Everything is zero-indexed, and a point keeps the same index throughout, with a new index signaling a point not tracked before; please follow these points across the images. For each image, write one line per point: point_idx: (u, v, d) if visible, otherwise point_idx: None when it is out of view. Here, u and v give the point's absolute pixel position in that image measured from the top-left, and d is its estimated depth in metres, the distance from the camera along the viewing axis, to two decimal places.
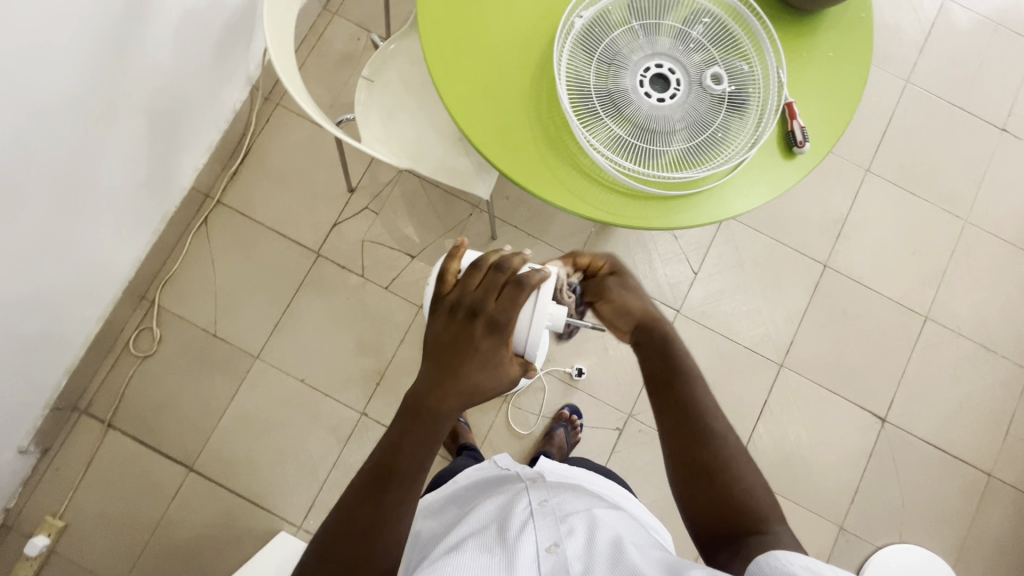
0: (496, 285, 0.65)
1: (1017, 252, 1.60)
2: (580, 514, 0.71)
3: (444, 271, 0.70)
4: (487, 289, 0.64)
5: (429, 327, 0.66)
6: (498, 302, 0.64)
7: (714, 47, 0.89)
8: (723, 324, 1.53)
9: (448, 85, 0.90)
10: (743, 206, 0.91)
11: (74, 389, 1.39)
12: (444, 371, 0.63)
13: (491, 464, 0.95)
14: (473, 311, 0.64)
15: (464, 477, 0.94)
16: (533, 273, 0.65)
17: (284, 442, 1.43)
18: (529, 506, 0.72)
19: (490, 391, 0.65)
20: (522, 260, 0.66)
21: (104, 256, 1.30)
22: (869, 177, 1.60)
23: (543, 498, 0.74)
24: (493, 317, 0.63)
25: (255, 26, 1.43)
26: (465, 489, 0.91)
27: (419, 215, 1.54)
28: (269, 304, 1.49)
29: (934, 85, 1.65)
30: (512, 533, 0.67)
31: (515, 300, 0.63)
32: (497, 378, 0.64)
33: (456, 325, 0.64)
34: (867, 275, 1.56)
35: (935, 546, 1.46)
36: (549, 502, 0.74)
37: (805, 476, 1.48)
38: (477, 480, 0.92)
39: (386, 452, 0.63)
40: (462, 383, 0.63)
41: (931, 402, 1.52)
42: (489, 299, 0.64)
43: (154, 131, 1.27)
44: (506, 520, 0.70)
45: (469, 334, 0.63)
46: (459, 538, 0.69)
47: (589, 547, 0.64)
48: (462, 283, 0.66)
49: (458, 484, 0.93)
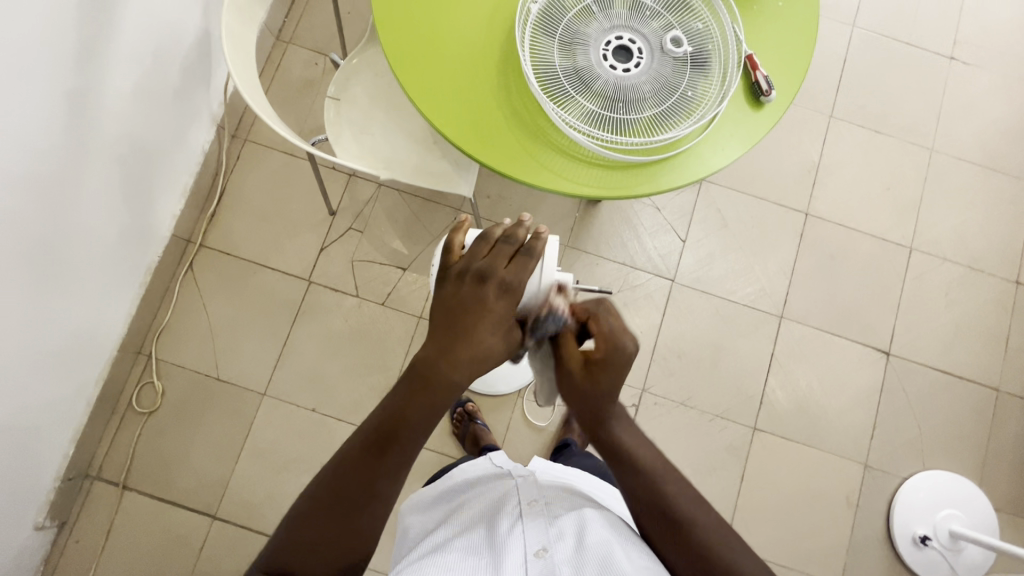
0: (505, 253, 0.66)
1: (985, 172, 1.64)
2: (569, 516, 0.72)
3: (450, 243, 0.69)
4: (496, 255, 0.66)
5: (439, 293, 0.66)
6: (509, 267, 0.65)
7: (669, 13, 0.91)
8: (718, 287, 1.55)
9: (416, 87, 0.91)
10: (722, 160, 0.92)
11: (83, 456, 1.36)
12: (456, 335, 0.62)
13: (486, 461, 0.91)
14: (483, 275, 0.64)
15: (460, 473, 0.89)
16: (537, 239, 0.67)
17: (304, 474, 1.41)
18: (517, 507, 0.73)
19: (498, 355, 0.64)
20: (525, 229, 0.68)
21: (95, 316, 1.29)
22: (833, 122, 1.64)
23: (532, 499, 0.75)
24: (505, 280, 0.64)
25: (212, 65, 1.43)
26: (459, 486, 0.86)
27: (404, 227, 1.54)
28: (267, 338, 1.48)
29: (880, 25, 1.71)
30: (499, 534, 0.69)
31: (526, 267, 0.65)
32: (505, 340, 0.64)
33: (467, 289, 0.64)
34: (848, 216, 1.60)
35: (958, 467, 1.49)
36: (537, 503, 0.74)
37: (823, 421, 1.50)
38: (470, 477, 0.87)
39: (390, 417, 0.62)
40: (473, 346, 0.62)
41: (929, 328, 1.56)
42: (500, 266, 0.65)
43: (126, 182, 1.26)
44: (495, 522, 0.72)
45: (481, 297, 0.63)
46: (446, 538, 0.71)
47: (578, 552, 0.67)
48: (470, 252, 0.67)
49: (454, 481, 0.88)
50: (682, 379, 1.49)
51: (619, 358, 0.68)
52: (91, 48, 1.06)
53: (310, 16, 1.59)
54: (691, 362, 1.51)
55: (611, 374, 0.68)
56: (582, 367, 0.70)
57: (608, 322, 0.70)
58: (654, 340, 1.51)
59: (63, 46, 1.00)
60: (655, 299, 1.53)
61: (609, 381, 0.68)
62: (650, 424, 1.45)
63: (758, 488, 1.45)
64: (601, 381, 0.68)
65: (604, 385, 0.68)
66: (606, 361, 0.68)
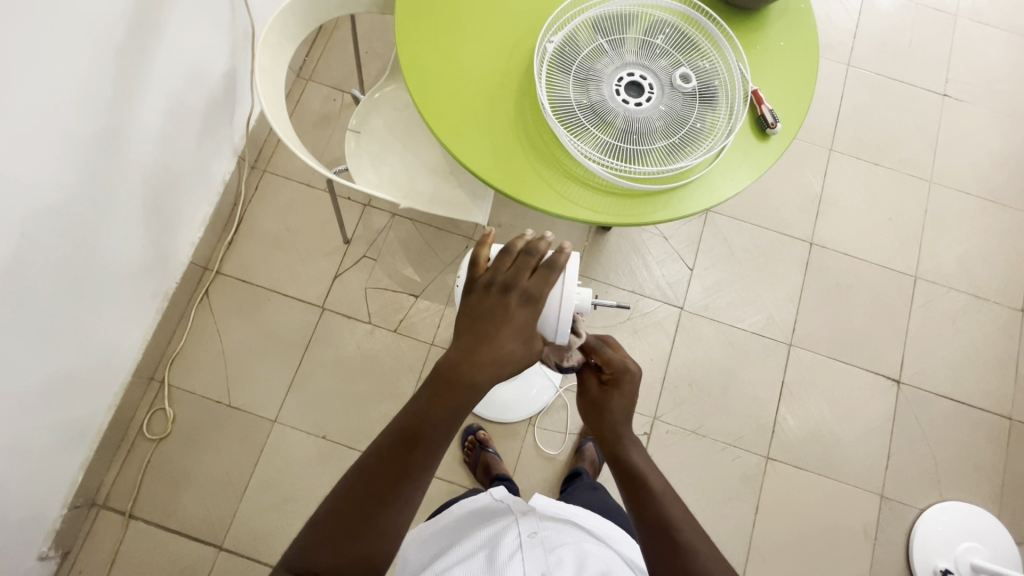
0: (527, 267, 0.67)
1: (984, 203, 1.68)
2: (569, 549, 0.73)
3: (475, 257, 0.70)
4: (518, 267, 0.67)
5: (465, 303, 0.68)
6: (532, 279, 0.66)
7: (677, 51, 0.96)
8: (726, 315, 1.56)
9: (438, 120, 0.95)
10: (731, 190, 0.95)
11: (90, 484, 1.35)
12: (479, 341, 0.64)
13: (486, 495, 0.92)
14: (507, 287, 0.66)
15: (458, 508, 0.91)
16: (560, 254, 0.67)
17: (313, 502, 1.39)
18: (517, 537, 0.74)
19: (520, 360, 0.65)
20: (547, 242, 0.68)
21: (111, 342, 1.30)
22: (833, 155, 1.70)
23: (532, 530, 0.75)
24: (527, 291, 0.66)
25: (236, 101, 1.48)
26: (455, 522, 0.87)
27: (417, 255, 1.57)
28: (280, 364, 1.49)
29: (874, 64, 1.78)
30: (500, 561, 0.70)
31: (548, 280, 0.66)
32: (528, 349, 0.66)
33: (492, 299, 0.66)
34: (852, 245, 1.63)
35: (976, 498, 1.47)
36: (537, 535, 0.75)
37: (836, 450, 1.49)
38: (466, 514, 0.88)
39: (417, 415, 0.64)
40: (495, 350, 0.63)
41: (939, 356, 1.56)
42: (521, 277, 0.66)
43: (149, 210, 1.29)
44: (495, 549, 0.72)
45: (505, 306, 0.65)
46: (446, 567, 0.71)
47: None
48: (494, 265, 0.68)
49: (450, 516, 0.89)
50: (693, 407, 1.49)
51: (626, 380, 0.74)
52: (125, 83, 1.11)
53: (330, 55, 1.67)
54: (702, 390, 1.51)
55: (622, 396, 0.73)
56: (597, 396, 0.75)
57: (608, 351, 0.76)
58: (665, 367, 1.51)
59: (99, 82, 1.04)
60: (664, 326, 1.54)
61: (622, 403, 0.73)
62: (662, 453, 1.44)
63: (772, 519, 1.43)
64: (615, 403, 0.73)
65: (616, 403, 0.73)
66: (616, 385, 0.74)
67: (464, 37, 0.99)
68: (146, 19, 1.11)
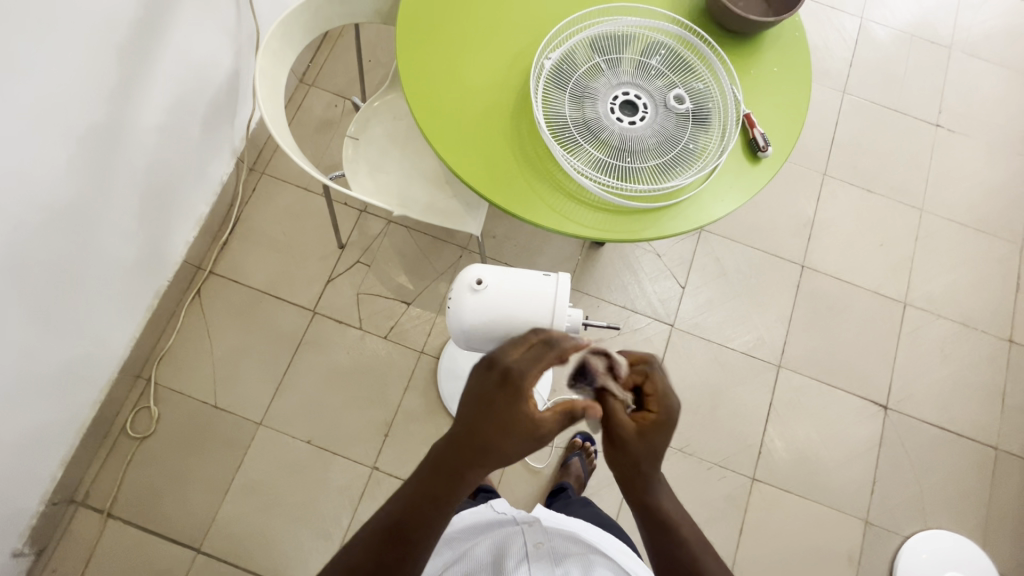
0: (523, 346, 0.69)
1: (974, 233, 1.70)
2: (574, 558, 0.78)
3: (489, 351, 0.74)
4: (515, 344, 0.69)
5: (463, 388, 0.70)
6: (519, 357, 0.66)
7: (673, 73, 0.98)
8: (716, 333, 1.57)
9: (435, 130, 0.96)
10: (722, 210, 0.96)
11: (70, 481, 1.33)
12: (463, 425, 0.65)
13: (487, 507, 0.96)
14: (493, 363, 0.67)
15: (460, 519, 0.93)
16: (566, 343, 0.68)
17: (295, 508, 1.38)
18: (524, 548, 0.79)
19: (502, 457, 0.64)
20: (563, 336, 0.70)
21: (99, 338, 1.30)
22: (826, 180, 1.72)
23: (537, 540, 0.81)
24: (509, 367, 0.65)
25: (238, 103, 1.49)
26: (460, 532, 0.91)
27: (410, 263, 1.58)
28: (268, 367, 1.48)
29: (869, 92, 1.81)
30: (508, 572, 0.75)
31: (535, 358, 0.66)
32: (503, 435, 0.63)
33: (478, 375, 0.67)
34: (843, 269, 1.64)
35: (960, 527, 1.47)
36: (543, 544, 0.80)
37: (822, 473, 1.49)
38: (471, 524, 0.92)
39: (402, 507, 0.65)
40: (476, 439, 0.63)
41: (926, 383, 1.57)
42: (518, 353, 0.68)
43: (145, 208, 1.30)
44: (503, 562, 0.77)
45: (486, 381, 0.65)
46: None
47: None
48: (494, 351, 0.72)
49: (454, 527, 0.92)
50: (681, 425, 1.49)
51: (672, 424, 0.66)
52: (127, 83, 1.12)
53: (333, 62, 1.69)
54: (690, 408, 1.51)
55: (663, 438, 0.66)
56: (634, 430, 0.67)
57: (664, 382, 0.68)
58: None
59: (100, 81, 1.05)
60: (654, 343, 1.55)
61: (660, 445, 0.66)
62: None
63: (756, 541, 1.42)
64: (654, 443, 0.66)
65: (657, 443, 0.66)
66: (661, 425, 0.66)
67: (464, 50, 1.01)
68: (151, 21, 1.12)
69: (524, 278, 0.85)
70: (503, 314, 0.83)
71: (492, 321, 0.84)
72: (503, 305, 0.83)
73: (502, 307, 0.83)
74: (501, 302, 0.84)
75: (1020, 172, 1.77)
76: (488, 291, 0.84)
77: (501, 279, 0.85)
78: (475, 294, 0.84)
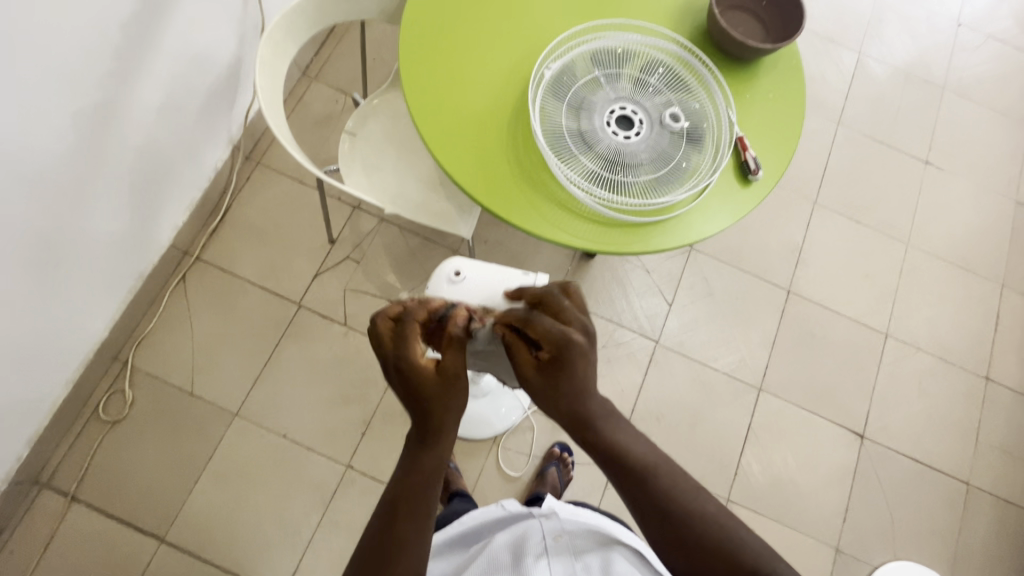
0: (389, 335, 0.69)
1: (956, 269, 1.73)
2: (594, 551, 0.80)
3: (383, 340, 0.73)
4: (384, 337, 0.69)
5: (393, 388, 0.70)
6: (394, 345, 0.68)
7: (670, 91, 1.00)
8: (700, 353, 1.58)
9: (431, 131, 0.97)
10: (710, 229, 0.98)
11: (36, 460, 1.31)
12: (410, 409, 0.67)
13: (498, 507, 0.96)
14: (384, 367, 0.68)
15: (470, 518, 0.95)
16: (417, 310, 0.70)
17: (265, 503, 1.36)
18: (544, 541, 0.80)
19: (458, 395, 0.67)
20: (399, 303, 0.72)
21: (77, 318, 1.28)
22: (816, 208, 1.74)
23: (557, 533, 0.82)
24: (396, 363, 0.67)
25: (239, 91, 1.49)
26: (475, 531, 0.94)
27: (400, 262, 1.57)
28: (248, 358, 1.46)
29: (862, 126, 1.85)
30: (527, 564, 0.76)
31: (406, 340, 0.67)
32: (439, 388, 0.66)
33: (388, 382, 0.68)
34: (828, 297, 1.66)
35: (928, 560, 1.48)
36: (562, 536, 0.82)
37: (796, 499, 1.49)
38: (483, 522, 0.94)
39: (397, 483, 0.64)
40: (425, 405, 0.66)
41: (903, 415, 1.59)
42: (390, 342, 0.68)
43: (135, 190, 1.28)
44: (524, 555, 0.78)
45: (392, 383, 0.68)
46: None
47: None
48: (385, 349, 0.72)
49: (465, 524, 0.95)
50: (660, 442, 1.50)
51: (568, 354, 0.67)
52: (127, 63, 1.11)
53: (337, 57, 1.69)
54: (670, 426, 1.51)
55: (566, 371, 0.67)
56: (538, 372, 0.69)
57: (542, 322, 0.70)
58: (635, 399, 1.52)
59: (101, 60, 1.05)
60: (638, 358, 1.56)
61: (569, 377, 0.67)
62: None
63: None
64: (562, 380, 0.67)
65: (566, 381, 0.67)
66: (555, 358, 0.67)
67: (466, 54, 1.02)
68: (156, 3, 1.12)
69: (500, 275, 0.89)
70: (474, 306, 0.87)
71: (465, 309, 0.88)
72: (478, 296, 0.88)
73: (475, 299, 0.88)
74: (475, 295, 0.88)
75: (1004, 213, 1.81)
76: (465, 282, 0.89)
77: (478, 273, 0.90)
78: (452, 284, 0.89)
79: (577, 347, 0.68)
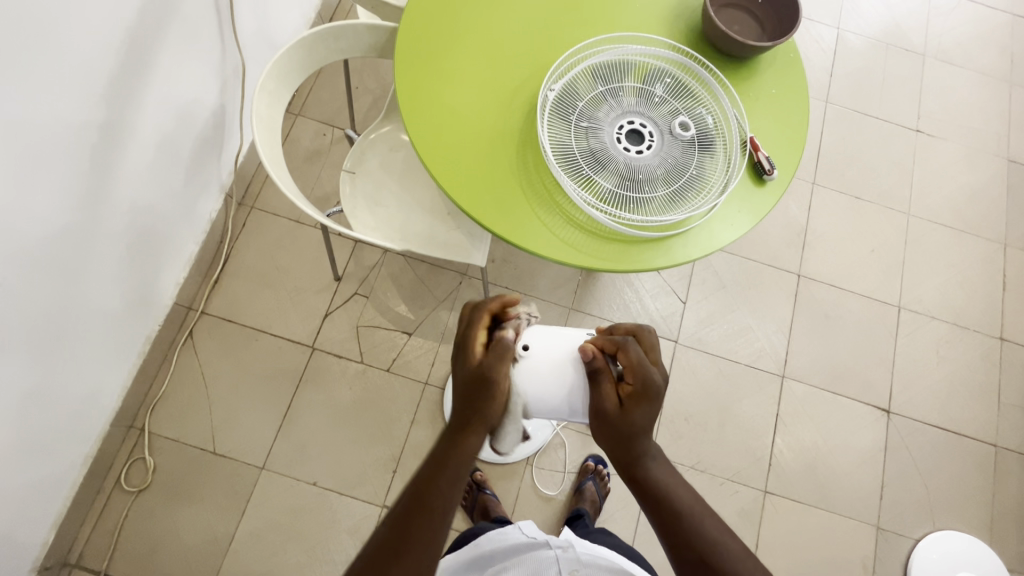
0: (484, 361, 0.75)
1: (959, 234, 1.75)
2: None
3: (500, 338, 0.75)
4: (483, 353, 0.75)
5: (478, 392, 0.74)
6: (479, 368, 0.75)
7: (676, 100, 0.98)
8: (720, 347, 1.58)
9: (439, 166, 0.95)
10: (729, 235, 0.96)
11: (63, 542, 1.27)
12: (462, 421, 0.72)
13: (515, 529, 0.96)
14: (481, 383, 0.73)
15: (487, 541, 0.95)
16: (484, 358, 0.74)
17: (304, 554, 1.34)
18: None
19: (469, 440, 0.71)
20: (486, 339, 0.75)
21: (89, 391, 1.24)
22: (815, 189, 1.75)
23: (573, 567, 0.83)
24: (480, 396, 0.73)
25: (226, 137, 1.45)
26: (490, 554, 0.92)
27: (410, 292, 1.55)
28: (268, 409, 1.43)
29: (851, 101, 1.85)
30: None
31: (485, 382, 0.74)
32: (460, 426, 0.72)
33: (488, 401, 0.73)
34: (837, 276, 1.67)
35: (967, 526, 1.50)
36: (578, 572, 0.83)
37: (832, 481, 1.50)
38: (500, 546, 0.92)
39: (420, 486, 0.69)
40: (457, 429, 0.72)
41: (925, 385, 1.60)
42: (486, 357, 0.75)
43: (133, 254, 1.25)
44: None
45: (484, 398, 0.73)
46: None
47: None
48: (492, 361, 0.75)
49: (481, 548, 0.94)
50: (691, 442, 1.49)
51: (650, 393, 0.71)
52: (114, 128, 1.08)
53: (319, 90, 1.66)
54: (698, 425, 1.51)
55: (643, 409, 0.71)
56: (617, 402, 0.72)
57: (635, 354, 0.72)
58: (661, 401, 1.52)
59: (86, 129, 1.01)
60: None
61: (642, 418, 0.71)
62: None
63: (773, 553, 1.43)
64: (635, 416, 0.71)
65: (636, 419, 0.71)
66: (639, 396, 0.71)
67: (462, 82, 0.99)
68: (137, 62, 1.08)
69: (565, 350, 0.79)
70: (536, 389, 0.77)
71: (537, 395, 0.77)
72: (550, 374, 0.77)
73: (539, 379, 0.77)
74: (542, 373, 0.77)
75: (998, 173, 1.83)
76: (531, 358, 0.78)
77: (546, 346, 0.79)
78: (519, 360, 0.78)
79: (659, 388, 0.71)
